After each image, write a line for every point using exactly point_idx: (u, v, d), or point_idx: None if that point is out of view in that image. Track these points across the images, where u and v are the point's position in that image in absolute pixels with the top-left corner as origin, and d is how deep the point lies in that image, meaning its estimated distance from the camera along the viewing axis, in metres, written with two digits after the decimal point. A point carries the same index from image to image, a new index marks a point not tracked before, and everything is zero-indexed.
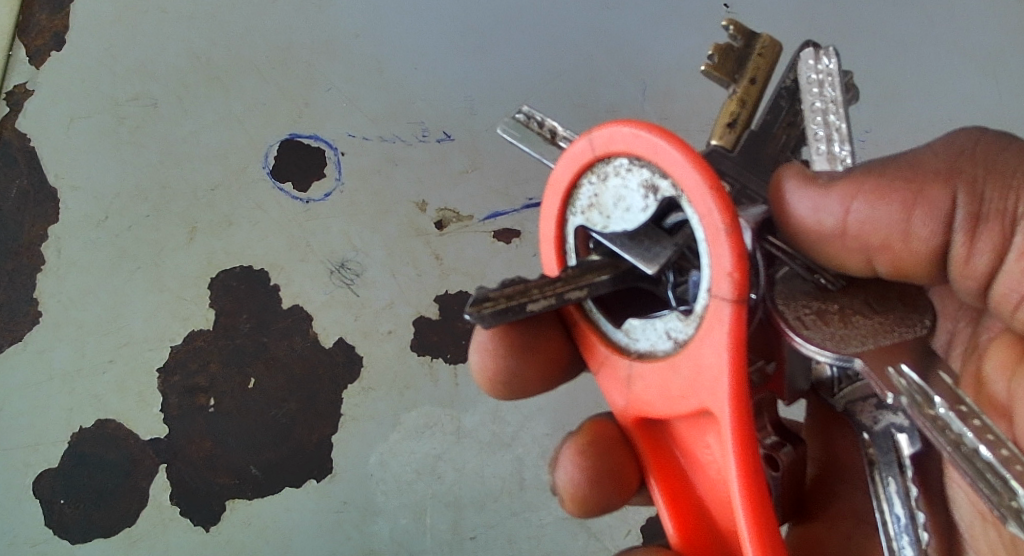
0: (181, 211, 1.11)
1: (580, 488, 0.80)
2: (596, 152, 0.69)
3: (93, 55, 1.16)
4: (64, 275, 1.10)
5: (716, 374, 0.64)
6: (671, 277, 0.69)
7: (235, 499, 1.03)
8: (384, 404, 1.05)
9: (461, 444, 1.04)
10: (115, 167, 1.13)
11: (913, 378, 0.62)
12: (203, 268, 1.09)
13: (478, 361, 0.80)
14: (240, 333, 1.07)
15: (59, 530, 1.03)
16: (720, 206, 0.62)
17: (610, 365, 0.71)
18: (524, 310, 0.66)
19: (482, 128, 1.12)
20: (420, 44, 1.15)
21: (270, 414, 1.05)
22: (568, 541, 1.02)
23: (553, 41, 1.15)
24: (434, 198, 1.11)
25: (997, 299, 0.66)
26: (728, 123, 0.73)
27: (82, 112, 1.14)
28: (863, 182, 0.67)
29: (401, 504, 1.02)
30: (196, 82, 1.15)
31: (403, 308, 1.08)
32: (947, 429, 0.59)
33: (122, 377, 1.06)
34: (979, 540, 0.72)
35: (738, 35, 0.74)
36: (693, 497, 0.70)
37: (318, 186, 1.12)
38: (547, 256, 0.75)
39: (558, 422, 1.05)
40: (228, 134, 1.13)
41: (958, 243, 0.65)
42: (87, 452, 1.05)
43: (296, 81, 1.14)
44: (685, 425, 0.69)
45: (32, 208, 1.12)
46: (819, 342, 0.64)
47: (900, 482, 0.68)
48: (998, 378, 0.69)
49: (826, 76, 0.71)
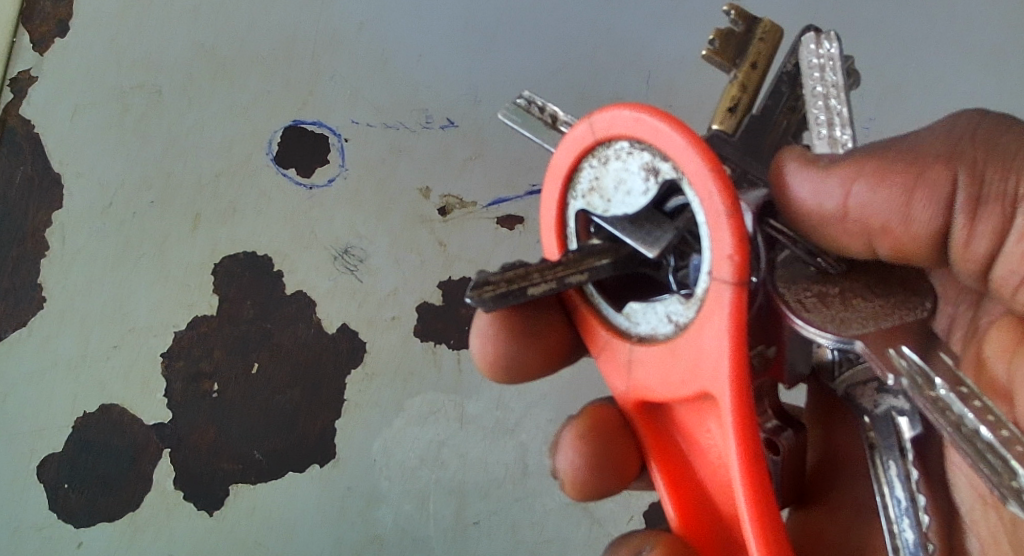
0: (186, 200, 1.12)
1: (580, 474, 0.81)
2: (597, 136, 0.69)
3: (99, 44, 1.16)
4: (70, 263, 1.10)
5: (716, 358, 0.64)
6: (672, 261, 0.69)
7: (237, 484, 1.03)
8: (388, 391, 1.05)
9: (464, 431, 1.05)
10: (120, 157, 1.13)
11: (913, 359, 0.62)
12: (208, 255, 1.10)
13: (478, 347, 0.80)
14: (244, 321, 1.07)
15: (63, 516, 1.04)
16: (720, 189, 0.62)
17: (610, 349, 0.72)
18: (525, 294, 0.66)
19: (486, 118, 1.12)
20: (425, 33, 1.15)
21: (274, 400, 1.05)
22: (572, 528, 1.03)
23: (558, 32, 1.15)
24: (438, 185, 1.11)
25: (997, 282, 0.67)
26: (728, 107, 0.73)
27: (87, 101, 1.14)
28: (863, 166, 0.67)
29: (405, 491, 1.03)
30: (202, 72, 1.15)
31: (407, 295, 1.08)
32: (947, 410, 0.60)
33: (127, 364, 1.07)
34: (980, 526, 0.72)
35: (740, 20, 0.74)
36: (694, 482, 0.70)
37: (322, 172, 1.12)
38: (547, 242, 0.75)
39: (561, 409, 1.05)
40: (234, 123, 1.14)
41: (958, 226, 0.65)
42: (93, 438, 1.05)
43: (301, 70, 1.14)
44: (686, 409, 0.69)
45: (37, 195, 1.12)
46: (819, 324, 0.63)
47: (901, 465, 0.68)
48: (999, 361, 0.69)
49: (828, 60, 0.70)
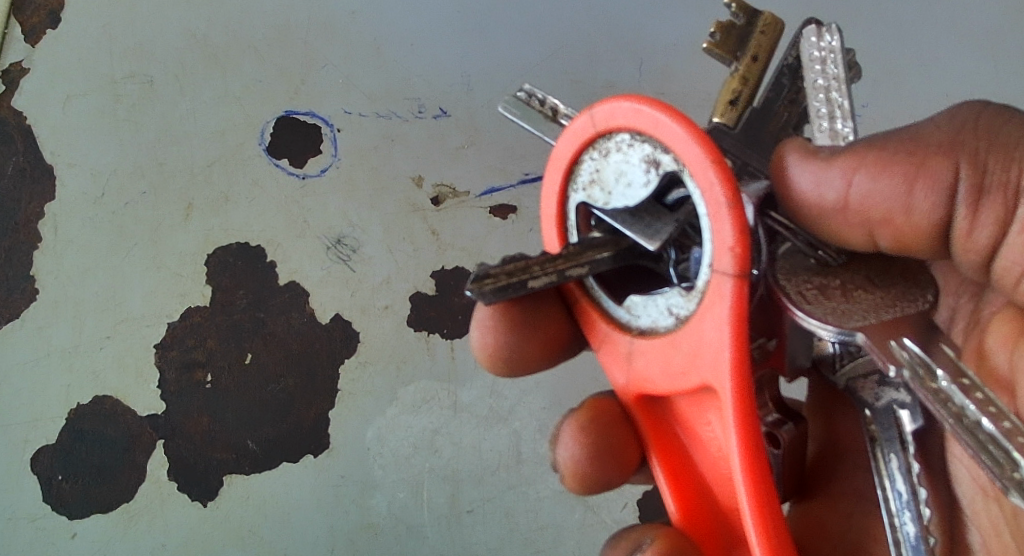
0: (179, 190, 1.11)
1: (581, 466, 0.80)
2: (597, 128, 0.68)
3: (90, 34, 1.15)
4: (61, 253, 1.09)
5: (717, 350, 0.64)
6: (672, 254, 0.68)
7: (232, 474, 1.03)
8: (382, 380, 1.05)
9: (458, 418, 1.04)
10: (113, 147, 1.12)
11: (915, 351, 0.62)
12: (201, 245, 1.09)
13: (478, 339, 0.80)
14: (237, 310, 1.07)
15: (58, 506, 1.03)
16: (721, 180, 0.62)
17: (610, 342, 0.71)
18: (525, 287, 0.66)
19: (480, 106, 1.12)
20: (418, 24, 1.14)
21: (268, 389, 1.05)
22: (566, 515, 1.02)
23: (551, 20, 1.14)
24: (431, 173, 1.10)
25: (998, 272, 0.67)
26: (730, 100, 0.73)
27: (79, 91, 1.14)
28: (864, 155, 0.66)
29: (399, 479, 1.02)
30: (195, 61, 1.14)
31: (400, 284, 1.08)
32: (949, 402, 0.60)
33: (119, 354, 1.06)
34: (981, 516, 0.72)
35: (741, 12, 0.73)
36: (693, 473, 0.70)
37: (314, 162, 1.11)
38: (548, 233, 0.74)
39: (555, 397, 1.05)
40: (226, 112, 1.13)
41: (960, 217, 0.65)
42: (86, 428, 1.04)
43: (293, 60, 1.14)
44: (686, 402, 0.69)
45: (30, 186, 1.11)
46: (820, 316, 0.64)
47: (902, 458, 0.68)
48: (1000, 352, 0.69)
49: (829, 53, 0.70)
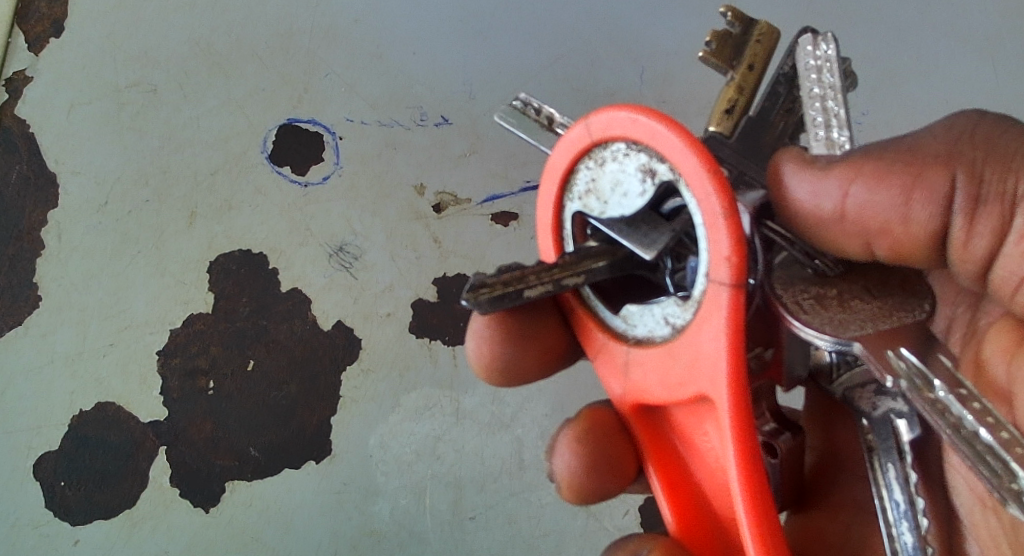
0: (182, 197, 1.11)
1: (578, 477, 0.80)
2: (593, 138, 0.68)
3: (94, 42, 1.16)
4: (65, 259, 1.10)
5: (713, 361, 0.63)
6: (669, 263, 0.68)
7: (235, 480, 1.03)
8: (384, 386, 1.05)
9: (461, 424, 1.04)
10: (117, 152, 1.13)
11: (912, 361, 0.62)
12: (204, 252, 1.09)
13: (475, 349, 0.80)
14: (239, 317, 1.07)
15: (61, 513, 1.03)
16: (718, 191, 0.61)
17: (607, 352, 0.71)
18: (521, 296, 0.66)
19: (482, 113, 1.12)
20: (419, 31, 1.15)
21: (270, 396, 1.05)
22: (568, 521, 1.02)
23: (552, 27, 1.15)
24: (432, 181, 1.10)
25: (996, 282, 0.66)
26: (725, 109, 0.72)
27: (83, 98, 1.14)
28: (861, 166, 0.66)
29: (401, 485, 1.02)
30: (198, 69, 1.15)
31: (402, 291, 1.08)
32: (947, 412, 0.60)
33: (123, 360, 1.07)
34: (980, 527, 0.71)
35: (736, 22, 0.74)
36: (691, 484, 0.70)
37: (316, 170, 1.11)
38: (545, 243, 0.74)
39: (557, 403, 1.05)
40: (229, 119, 1.13)
41: (957, 227, 0.65)
42: (89, 435, 1.05)
43: (295, 68, 1.14)
44: (683, 412, 0.68)
45: (34, 193, 1.12)
46: (817, 327, 0.64)
47: (899, 468, 0.68)
48: (998, 362, 0.69)
49: (824, 62, 0.70)
